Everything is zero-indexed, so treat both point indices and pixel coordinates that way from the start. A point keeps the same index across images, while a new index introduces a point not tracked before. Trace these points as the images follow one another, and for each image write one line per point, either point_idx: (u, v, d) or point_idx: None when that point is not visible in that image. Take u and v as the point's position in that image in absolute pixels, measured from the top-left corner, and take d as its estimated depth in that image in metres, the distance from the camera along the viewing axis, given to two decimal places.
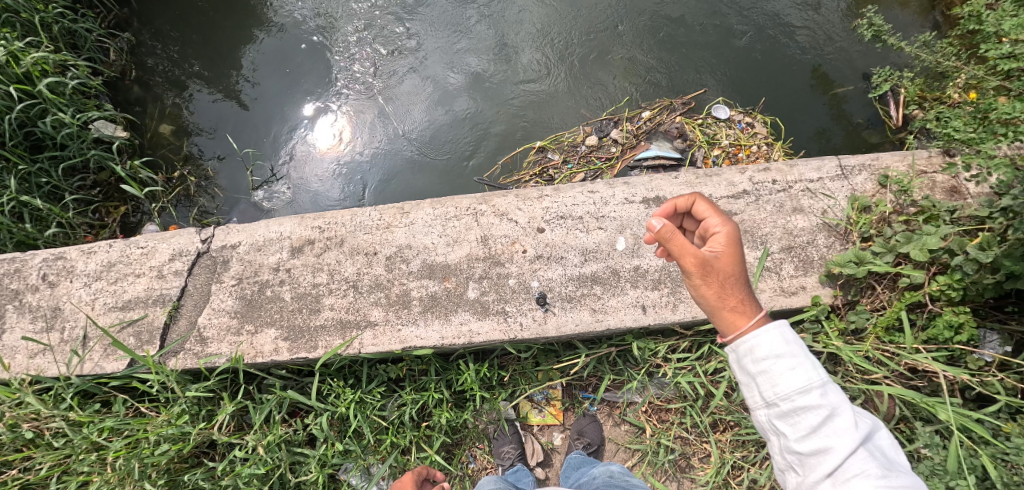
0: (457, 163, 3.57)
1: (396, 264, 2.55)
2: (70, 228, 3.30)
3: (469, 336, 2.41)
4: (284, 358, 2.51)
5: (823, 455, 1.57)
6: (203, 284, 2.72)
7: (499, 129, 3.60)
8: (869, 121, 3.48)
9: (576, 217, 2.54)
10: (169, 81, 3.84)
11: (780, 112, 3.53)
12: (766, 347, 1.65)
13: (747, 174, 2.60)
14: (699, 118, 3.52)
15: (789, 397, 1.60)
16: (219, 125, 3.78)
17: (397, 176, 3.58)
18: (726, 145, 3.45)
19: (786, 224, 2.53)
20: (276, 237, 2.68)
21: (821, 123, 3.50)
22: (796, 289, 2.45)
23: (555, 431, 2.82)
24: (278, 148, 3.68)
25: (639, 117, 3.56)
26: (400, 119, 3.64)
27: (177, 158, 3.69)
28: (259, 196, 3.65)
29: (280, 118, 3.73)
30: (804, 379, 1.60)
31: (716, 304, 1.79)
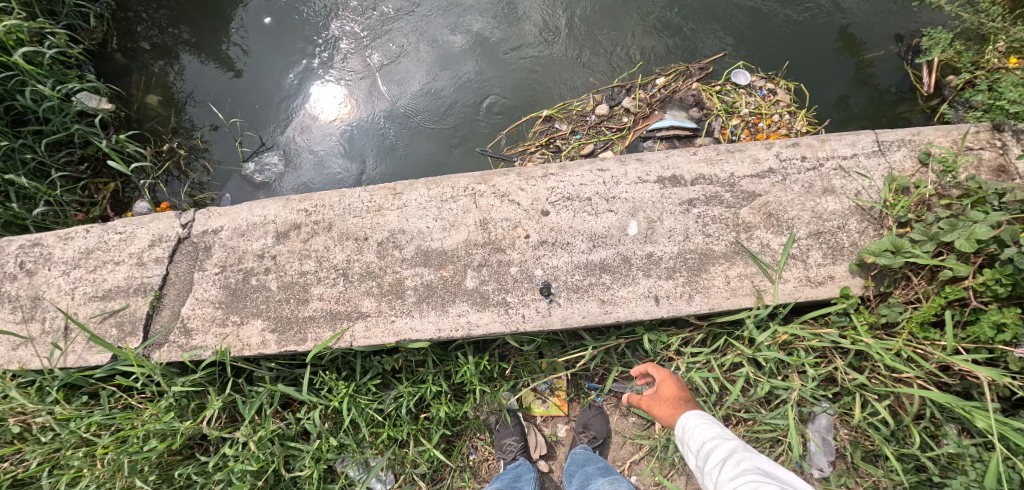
0: (460, 133, 3.35)
1: (388, 250, 2.35)
2: (60, 205, 3.13)
3: (468, 328, 2.24)
4: (273, 351, 2.38)
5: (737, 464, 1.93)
6: (186, 272, 2.56)
7: (502, 97, 3.35)
8: (896, 88, 3.21)
9: (584, 198, 2.31)
10: (157, 47, 3.61)
11: (804, 78, 3.25)
12: (689, 426, 2.13)
13: (773, 150, 2.37)
14: (717, 85, 3.24)
15: (700, 436, 2.08)
16: (208, 93, 3.55)
17: (393, 149, 3.36)
18: (746, 113, 3.16)
19: (815, 206, 2.33)
20: (260, 222, 2.48)
21: (845, 90, 3.24)
22: (823, 278, 2.28)
23: (559, 423, 2.70)
24: (271, 118, 3.46)
25: (652, 85, 3.29)
26: (398, 86, 3.40)
27: (165, 131, 3.48)
28: (251, 169, 3.45)
29: (273, 87, 3.49)
30: (703, 422, 2.11)
31: (674, 394, 2.24)
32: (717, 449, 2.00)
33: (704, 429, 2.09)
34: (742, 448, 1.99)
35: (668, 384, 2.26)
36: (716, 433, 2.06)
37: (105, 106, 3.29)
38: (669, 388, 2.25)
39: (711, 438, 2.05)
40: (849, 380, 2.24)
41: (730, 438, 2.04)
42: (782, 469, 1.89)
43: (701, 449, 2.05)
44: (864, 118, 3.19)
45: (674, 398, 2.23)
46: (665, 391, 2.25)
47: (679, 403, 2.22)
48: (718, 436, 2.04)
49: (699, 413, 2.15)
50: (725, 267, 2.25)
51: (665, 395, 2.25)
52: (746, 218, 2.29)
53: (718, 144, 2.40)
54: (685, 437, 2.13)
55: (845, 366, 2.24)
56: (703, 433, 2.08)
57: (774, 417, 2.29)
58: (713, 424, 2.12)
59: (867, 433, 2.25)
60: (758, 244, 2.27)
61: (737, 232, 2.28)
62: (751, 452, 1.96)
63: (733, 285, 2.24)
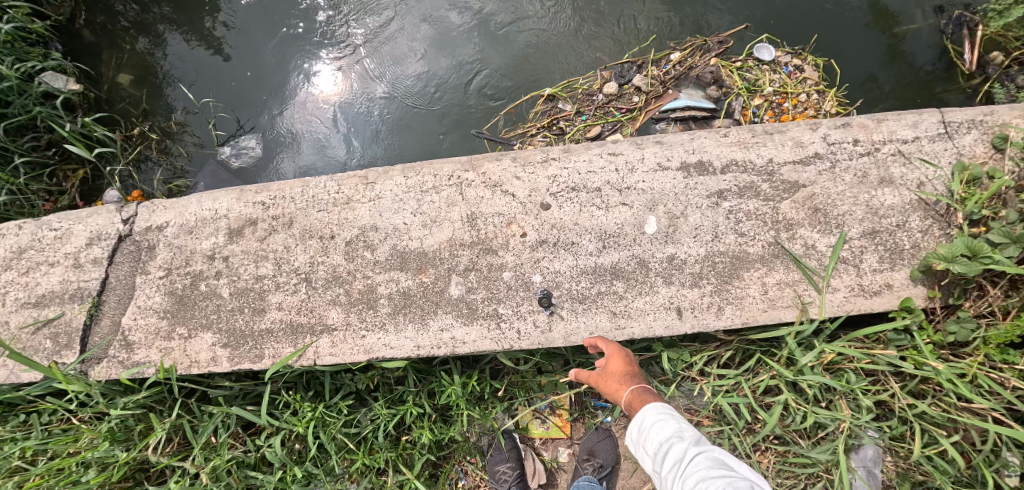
0: (453, 113, 2.93)
1: (358, 251, 1.97)
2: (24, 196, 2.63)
3: (452, 346, 1.88)
4: (224, 369, 2.02)
5: (694, 467, 1.51)
6: (128, 275, 2.20)
7: (500, 75, 2.94)
8: (931, 66, 2.78)
9: (592, 189, 1.92)
10: (136, 24, 3.06)
11: (835, 52, 2.83)
12: (642, 420, 1.66)
13: (820, 132, 1.98)
14: (738, 60, 2.84)
15: (654, 437, 1.62)
16: (180, 69, 3.05)
17: (374, 132, 2.94)
18: (770, 93, 2.77)
19: (869, 199, 1.96)
20: (210, 217, 2.11)
21: (873, 67, 2.81)
22: (879, 287, 1.91)
23: (561, 446, 2.34)
24: (251, 99, 3.00)
25: (666, 60, 2.89)
26: (396, 62, 2.94)
27: (135, 113, 2.96)
28: (229, 153, 2.98)
29: (262, 66, 3.01)
30: (658, 418, 1.64)
31: (626, 371, 1.76)
32: (677, 456, 1.56)
33: (660, 429, 1.62)
34: (704, 449, 1.55)
35: (621, 359, 1.77)
36: (673, 432, 1.60)
37: (72, 86, 2.78)
38: (620, 363, 1.76)
39: (668, 441, 1.59)
40: (906, 407, 1.87)
41: (688, 436, 1.59)
42: (747, 468, 1.50)
43: (655, 450, 1.61)
44: (892, 99, 2.77)
45: (622, 373, 1.75)
46: (615, 367, 1.76)
47: (624, 379, 1.74)
48: (675, 437, 1.59)
49: (652, 401, 1.68)
50: (761, 273, 1.87)
51: (615, 373, 1.76)
52: (787, 214, 1.90)
53: (754, 124, 2.00)
54: (638, 438, 1.67)
55: (904, 392, 1.87)
56: (659, 435, 1.62)
57: (818, 451, 1.88)
58: (671, 417, 1.65)
59: (924, 470, 1.85)
60: (802, 245, 1.89)
61: (776, 230, 1.89)
62: (714, 455, 1.53)
63: (771, 295, 1.86)
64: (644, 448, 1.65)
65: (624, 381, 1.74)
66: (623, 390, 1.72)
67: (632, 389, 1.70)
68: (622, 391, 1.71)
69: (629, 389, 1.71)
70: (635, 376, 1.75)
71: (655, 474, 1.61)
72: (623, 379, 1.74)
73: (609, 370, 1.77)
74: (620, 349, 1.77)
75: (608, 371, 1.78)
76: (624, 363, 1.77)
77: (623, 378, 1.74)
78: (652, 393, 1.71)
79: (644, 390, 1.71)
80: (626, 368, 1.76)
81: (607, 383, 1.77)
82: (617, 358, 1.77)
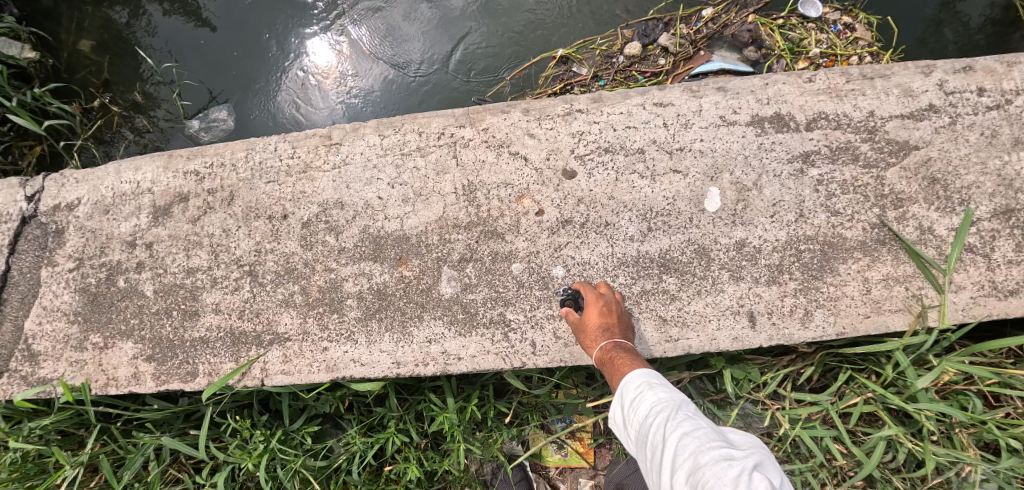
0: (460, 77, 2.32)
1: (317, 234, 1.49)
2: None
3: (443, 364, 1.40)
4: (147, 390, 1.55)
5: (683, 450, 0.99)
6: (32, 267, 1.72)
7: (506, 23, 2.33)
8: (991, 27, 2.29)
9: (631, 151, 1.43)
10: None
11: (893, 6, 2.28)
12: (622, 394, 1.17)
13: (935, 76, 1.48)
14: (780, 17, 2.29)
15: (630, 419, 1.13)
16: (146, 32, 2.42)
17: (343, 102, 2.33)
18: (816, 56, 2.25)
19: (1001, 167, 1.46)
20: (132, 191, 1.63)
21: (926, 27, 2.29)
22: (1019, 285, 1.41)
23: (582, 478, 1.86)
24: (226, 65, 2.37)
25: (698, 17, 2.32)
26: (399, 16, 2.33)
27: (96, 83, 2.35)
28: (197, 128, 2.37)
29: (236, 23, 2.38)
30: (632, 391, 1.15)
31: (602, 325, 1.28)
32: (656, 441, 1.05)
33: (634, 408, 1.12)
34: (688, 423, 1.04)
35: (599, 307, 1.30)
36: (651, 409, 1.10)
37: (27, 54, 2.21)
38: (596, 313, 1.29)
39: (644, 421, 1.10)
40: None
41: (669, 409, 1.08)
42: (760, 454, 0.99)
43: (637, 434, 1.11)
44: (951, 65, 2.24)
45: (596, 326, 1.28)
46: (589, 318, 1.30)
47: (596, 331, 1.28)
48: (650, 413, 1.09)
49: (635, 367, 1.19)
50: (863, 266, 1.38)
51: (588, 326, 1.30)
52: (895, 185, 1.41)
53: (846, 66, 1.50)
54: (619, 419, 1.18)
55: None
56: (635, 417, 1.12)
57: None
58: (651, 388, 1.14)
59: None
60: (914, 227, 1.40)
61: (880, 207, 1.40)
62: (704, 432, 1.01)
63: (875, 295, 1.37)
64: (624, 433, 1.15)
65: (597, 336, 1.27)
66: (593, 346, 1.28)
67: (603, 346, 1.25)
68: (589, 347, 1.27)
69: (601, 344, 1.26)
70: (613, 332, 1.27)
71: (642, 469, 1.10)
72: (596, 335, 1.28)
73: (582, 320, 1.31)
74: (598, 294, 1.31)
75: (580, 322, 1.32)
76: (602, 314, 1.29)
77: (595, 332, 1.28)
78: (630, 352, 1.23)
79: (620, 348, 1.25)
80: (603, 320, 1.29)
81: (578, 335, 1.32)
82: (592, 306, 1.30)
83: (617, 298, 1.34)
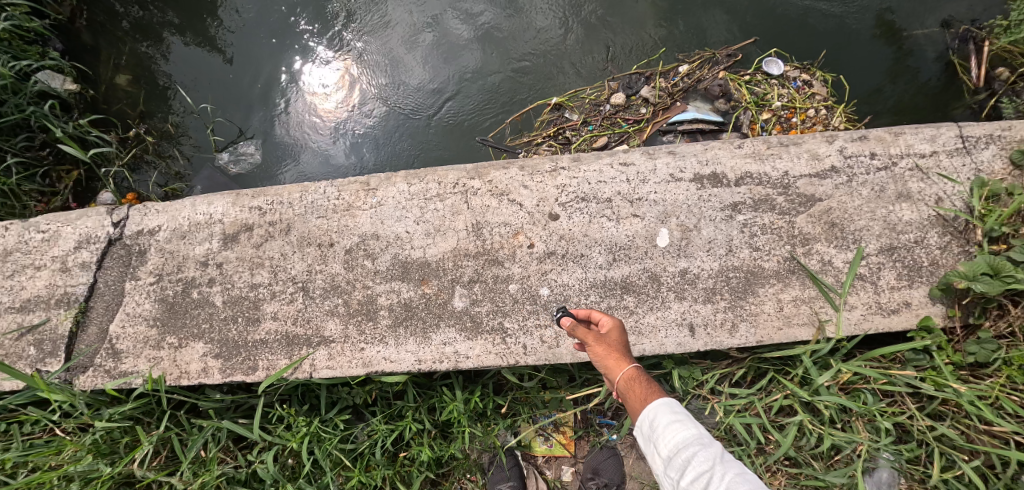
0: (451, 126, 2.81)
1: (357, 259, 1.90)
2: (14, 197, 2.60)
3: (455, 361, 1.80)
4: (215, 381, 1.93)
5: (723, 478, 1.34)
6: (116, 280, 2.11)
7: (491, 77, 2.84)
8: (937, 81, 2.72)
9: (602, 199, 1.86)
10: (139, 27, 3.01)
11: (844, 67, 2.75)
12: (657, 416, 1.46)
13: (836, 144, 1.92)
14: (747, 74, 2.76)
15: (668, 440, 1.43)
16: (182, 74, 2.98)
17: (358, 142, 2.83)
18: (778, 107, 2.68)
19: (887, 215, 1.89)
20: (205, 221, 2.04)
21: (878, 81, 2.74)
22: (898, 305, 1.84)
23: (564, 465, 2.25)
24: (251, 106, 2.90)
25: (675, 72, 2.80)
26: (399, 76, 2.85)
27: (132, 114, 2.90)
28: (226, 160, 2.89)
29: (263, 73, 2.91)
30: (675, 419, 1.44)
31: (622, 350, 1.57)
32: (697, 465, 1.38)
33: (673, 432, 1.43)
34: (725, 459, 1.40)
35: (619, 334, 1.59)
36: (689, 437, 1.41)
37: (70, 86, 2.78)
38: (619, 340, 1.57)
39: (684, 447, 1.41)
40: (926, 431, 1.76)
41: (710, 445, 1.41)
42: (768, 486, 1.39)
43: (671, 452, 1.42)
44: (893, 114, 2.70)
45: (620, 350, 1.56)
46: (613, 342, 1.57)
47: (619, 354, 1.56)
48: (694, 443, 1.40)
49: (669, 398, 1.49)
50: (777, 290, 1.80)
51: (611, 348, 1.57)
52: (803, 229, 1.84)
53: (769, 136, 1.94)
54: (647, 435, 1.47)
55: (923, 417, 1.77)
56: (672, 439, 1.43)
57: (835, 475, 1.78)
58: (684, 418, 1.45)
59: None
60: (818, 260, 1.83)
61: (793, 245, 1.83)
62: (736, 466, 1.37)
63: (787, 312, 1.79)
64: (655, 447, 1.44)
65: (622, 358, 1.55)
66: (621, 365, 1.53)
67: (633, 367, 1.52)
68: (623, 364, 1.52)
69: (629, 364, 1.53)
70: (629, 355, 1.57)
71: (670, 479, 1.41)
72: (619, 357, 1.55)
73: (607, 343, 1.57)
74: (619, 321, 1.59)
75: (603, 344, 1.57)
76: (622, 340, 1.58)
77: (619, 355, 1.56)
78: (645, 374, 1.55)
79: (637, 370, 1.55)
80: (623, 344, 1.58)
81: (601, 355, 1.56)
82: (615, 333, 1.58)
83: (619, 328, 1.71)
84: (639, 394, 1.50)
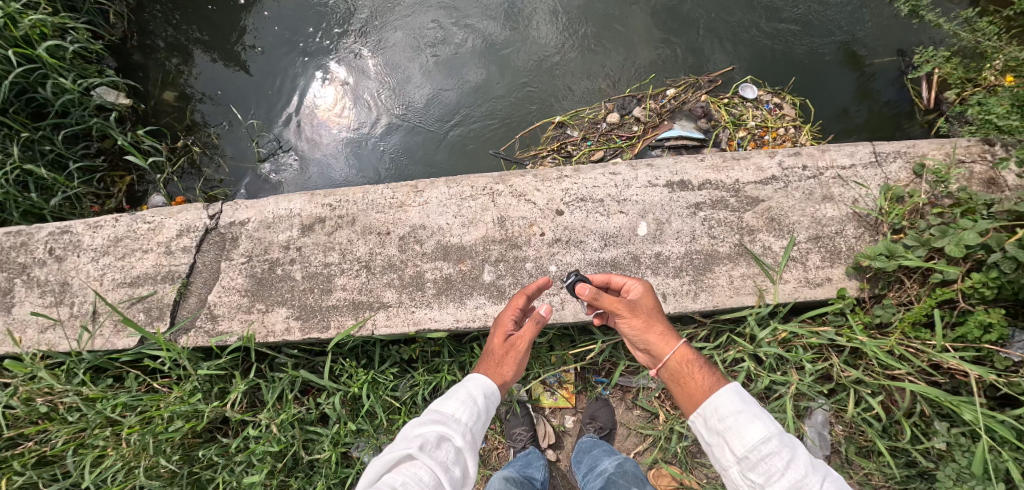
0: (457, 141, 3.42)
1: (409, 244, 2.50)
2: (76, 197, 3.21)
3: (484, 320, 2.37)
4: (296, 337, 2.49)
5: (796, 468, 1.63)
6: (213, 261, 2.67)
7: (490, 98, 3.45)
8: (898, 102, 3.32)
9: (596, 200, 2.46)
10: (171, 45, 3.67)
11: (810, 93, 3.35)
12: (730, 415, 1.74)
13: (776, 158, 2.51)
14: (726, 97, 3.35)
15: (755, 446, 1.67)
16: (226, 93, 3.63)
17: (379, 152, 3.44)
18: (752, 126, 3.28)
19: (814, 212, 2.45)
20: (286, 215, 2.62)
21: (847, 103, 3.35)
22: (822, 280, 2.37)
23: (567, 414, 2.79)
24: (286, 123, 3.52)
25: (663, 95, 3.39)
26: (408, 99, 3.46)
27: (180, 127, 3.55)
28: (268, 169, 3.49)
29: (297, 93, 3.54)
30: (762, 428, 1.69)
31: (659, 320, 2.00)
32: (772, 458, 1.65)
33: (746, 430, 1.70)
34: (810, 463, 1.65)
35: (653, 305, 2.05)
36: (762, 434, 1.68)
37: (122, 100, 3.39)
38: (654, 310, 2.02)
39: (773, 455, 1.65)
40: (844, 376, 2.31)
41: (796, 452, 1.66)
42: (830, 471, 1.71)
43: (746, 449, 1.68)
44: (866, 130, 3.30)
45: (658, 320, 2.00)
46: (649, 311, 2.01)
47: (656, 323, 1.99)
48: (781, 450, 1.65)
49: (739, 398, 1.76)
50: (730, 267, 2.39)
51: (650, 320, 2.00)
52: (749, 222, 2.43)
53: (724, 152, 2.55)
54: (723, 434, 1.74)
55: (840, 363, 2.32)
56: (747, 436, 1.69)
57: (773, 410, 2.35)
58: (754, 416, 1.72)
59: (860, 428, 2.31)
60: (760, 246, 2.41)
61: (741, 235, 2.42)
62: (806, 458, 1.66)
63: (736, 284, 2.37)
64: (730, 443, 1.72)
65: (660, 327, 1.98)
66: (664, 338, 1.95)
67: (679, 346, 1.92)
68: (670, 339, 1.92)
69: (675, 342, 1.93)
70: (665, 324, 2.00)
71: (746, 472, 1.68)
72: (657, 326, 1.99)
73: (646, 313, 2.00)
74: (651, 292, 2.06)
75: (644, 316, 2.00)
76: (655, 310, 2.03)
77: (656, 324, 1.99)
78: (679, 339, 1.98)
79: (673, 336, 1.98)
80: (656, 313, 2.02)
81: (643, 325, 1.99)
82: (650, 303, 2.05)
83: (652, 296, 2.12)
84: (681, 360, 1.91)
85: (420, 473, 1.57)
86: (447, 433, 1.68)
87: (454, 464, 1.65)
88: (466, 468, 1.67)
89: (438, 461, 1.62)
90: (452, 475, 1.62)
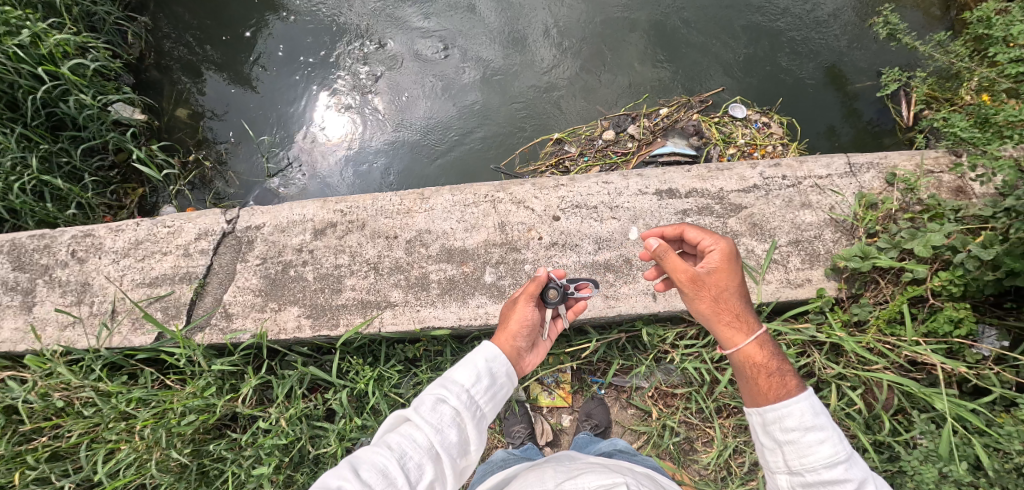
0: (458, 159, 3.61)
1: (416, 247, 2.66)
2: (90, 208, 3.34)
3: (485, 318, 2.51)
4: (307, 335, 2.63)
5: None
6: (229, 263, 2.83)
7: (488, 119, 3.65)
8: (880, 120, 3.52)
9: (590, 206, 2.64)
10: (183, 63, 3.89)
11: (795, 113, 3.55)
12: (796, 432, 1.69)
13: (758, 169, 2.69)
14: (717, 116, 3.55)
15: (817, 470, 1.66)
16: (236, 110, 3.82)
17: (382, 167, 3.61)
18: (741, 143, 3.46)
19: (794, 218, 2.61)
20: (299, 220, 2.81)
21: (833, 122, 3.54)
22: (802, 281, 2.53)
23: (564, 413, 2.90)
24: (294, 139, 3.70)
25: (656, 114, 3.59)
26: (411, 118, 3.66)
27: (192, 142, 3.75)
28: (276, 185, 3.67)
29: (305, 111, 3.73)
30: (831, 453, 1.65)
31: (731, 300, 1.94)
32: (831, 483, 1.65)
33: (813, 450, 1.66)
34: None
35: (729, 280, 1.97)
36: (830, 459, 1.65)
37: (138, 116, 3.56)
38: (727, 287, 1.96)
39: (834, 482, 1.65)
40: (826, 372, 2.45)
41: (860, 482, 1.65)
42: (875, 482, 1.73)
43: (803, 467, 1.68)
44: (851, 146, 3.49)
45: (729, 299, 1.94)
46: (721, 287, 1.96)
47: (727, 301, 1.94)
48: (845, 480, 1.64)
49: (816, 415, 1.68)
50: None
51: (719, 300, 1.94)
52: (733, 227, 2.60)
53: (708, 164, 2.74)
54: (781, 443, 1.71)
55: (822, 359, 2.47)
56: (812, 456, 1.66)
57: None
58: (826, 437, 1.67)
59: (844, 424, 2.42)
60: (744, 249, 2.57)
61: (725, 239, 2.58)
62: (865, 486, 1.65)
63: None
64: (789, 455, 1.69)
65: (729, 309, 1.93)
66: (732, 324, 1.91)
67: (743, 344, 1.87)
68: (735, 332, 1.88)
69: (739, 340, 1.88)
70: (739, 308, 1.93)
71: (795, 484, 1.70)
72: (723, 308, 1.93)
73: (717, 290, 1.95)
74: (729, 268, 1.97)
75: (713, 294, 1.95)
76: (728, 287, 1.96)
77: (725, 306, 1.93)
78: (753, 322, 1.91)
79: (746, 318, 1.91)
80: (730, 291, 1.95)
81: (709, 304, 1.95)
82: (725, 278, 1.97)
83: (733, 272, 1.98)
84: (741, 354, 1.87)
85: (414, 434, 1.65)
86: (444, 396, 1.72)
87: (450, 427, 1.70)
88: (464, 432, 1.71)
89: (432, 423, 1.68)
90: (447, 437, 1.68)
